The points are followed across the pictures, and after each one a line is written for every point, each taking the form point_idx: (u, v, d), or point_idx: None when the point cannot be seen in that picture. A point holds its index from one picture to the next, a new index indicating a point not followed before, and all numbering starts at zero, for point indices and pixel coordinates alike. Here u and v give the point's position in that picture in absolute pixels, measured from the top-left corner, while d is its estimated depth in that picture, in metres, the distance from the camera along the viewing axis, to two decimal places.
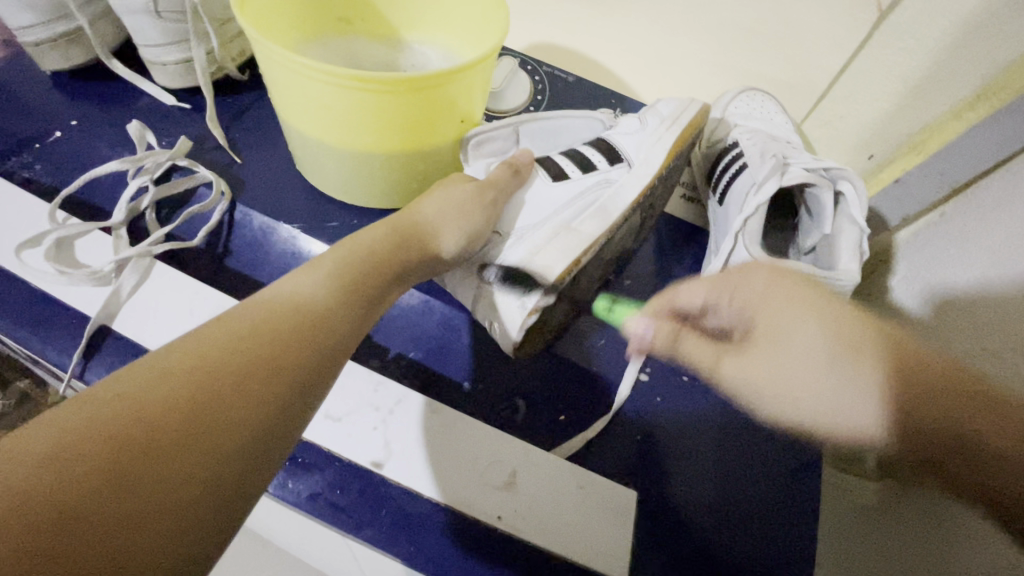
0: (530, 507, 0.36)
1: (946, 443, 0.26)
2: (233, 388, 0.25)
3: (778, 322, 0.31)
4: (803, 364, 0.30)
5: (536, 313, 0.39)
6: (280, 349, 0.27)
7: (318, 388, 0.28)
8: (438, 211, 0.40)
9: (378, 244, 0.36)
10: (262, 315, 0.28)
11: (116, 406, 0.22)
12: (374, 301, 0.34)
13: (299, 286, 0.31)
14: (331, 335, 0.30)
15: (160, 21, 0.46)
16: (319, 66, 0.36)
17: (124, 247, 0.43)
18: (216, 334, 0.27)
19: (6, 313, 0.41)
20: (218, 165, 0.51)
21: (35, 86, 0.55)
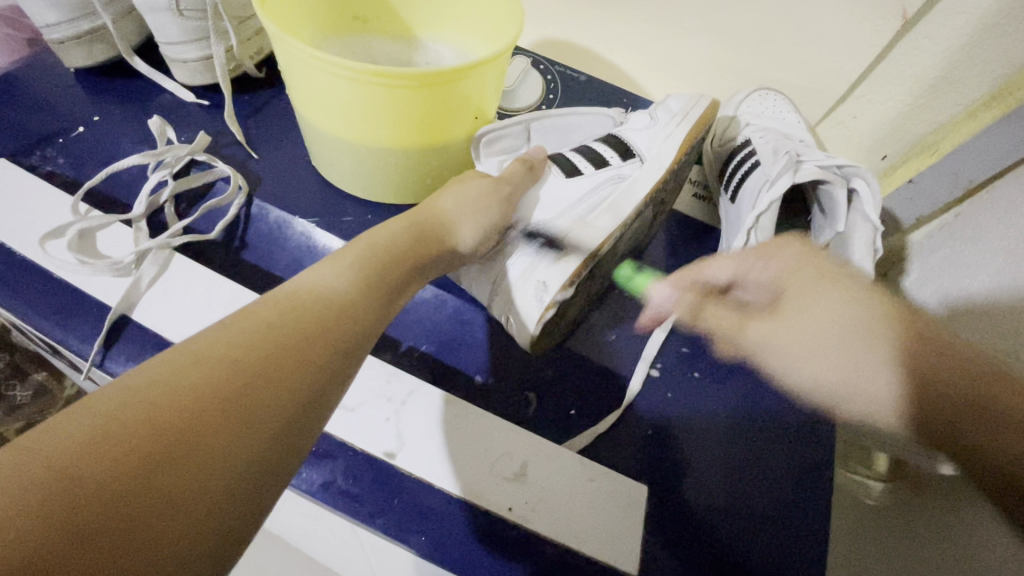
0: (542, 499, 0.36)
1: (955, 415, 0.29)
2: (264, 377, 0.26)
3: (806, 296, 0.35)
4: (828, 337, 0.33)
5: (554, 308, 0.39)
6: (307, 339, 0.28)
7: (343, 379, 0.29)
8: (455, 206, 0.41)
9: (398, 238, 0.37)
10: (289, 305, 0.29)
11: (153, 393, 0.23)
12: (395, 293, 0.35)
13: (323, 278, 0.32)
14: (355, 326, 0.31)
15: (182, 19, 0.47)
16: (338, 62, 0.36)
17: (144, 239, 0.44)
18: (244, 324, 0.27)
19: (29, 302, 0.42)
20: (235, 161, 0.52)
21: (59, 82, 0.56)
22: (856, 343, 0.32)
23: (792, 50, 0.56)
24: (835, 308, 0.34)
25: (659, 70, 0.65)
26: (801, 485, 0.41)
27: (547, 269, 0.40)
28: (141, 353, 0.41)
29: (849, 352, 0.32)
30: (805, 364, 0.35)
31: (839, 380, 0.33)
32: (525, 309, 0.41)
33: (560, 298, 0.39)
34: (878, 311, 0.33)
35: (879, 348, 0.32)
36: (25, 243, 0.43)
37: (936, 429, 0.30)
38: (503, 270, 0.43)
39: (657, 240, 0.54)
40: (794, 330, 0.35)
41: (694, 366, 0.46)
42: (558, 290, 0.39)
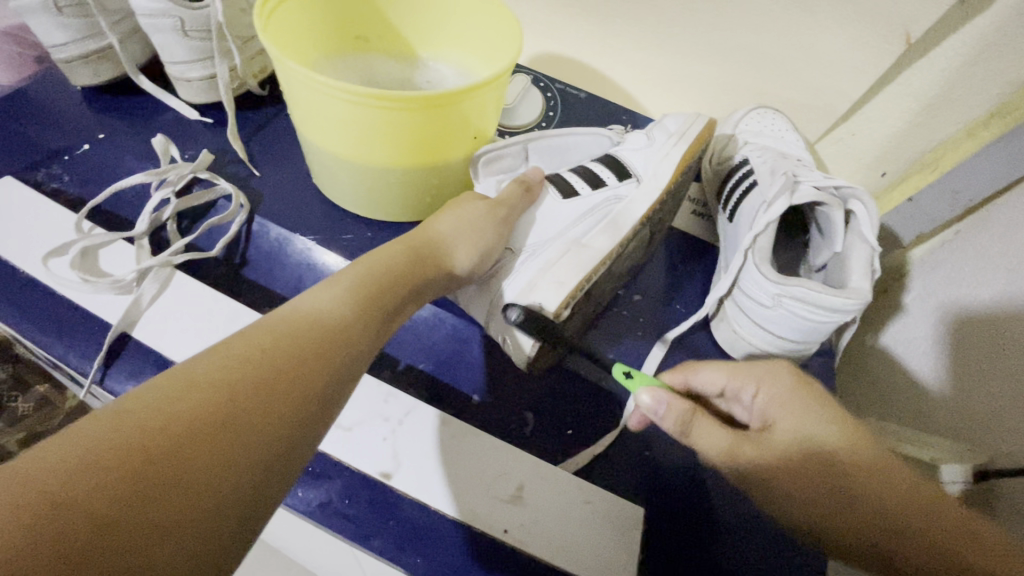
0: (538, 521, 0.36)
1: (948, 561, 0.28)
2: (256, 401, 0.26)
3: (793, 428, 0.34)
4: (814, 475, 0.32)
5: (550, 327, 0.39)
6: (298, 364, 0.28)
7: (333, 403, 0.29)
8: (453, 228, 0.41)
9: (396, 261, 0.37)
10: (283, 329, 0.29)
11: (144, 418, 0.23)
12: (391, 316, 0.35)
13: (317, 301, 0.32)
14: (348, 350, 0.31)
15: (187, 39, 0.48)
16: (337, 84, 0.37)
17: (145, 257, 0.44)
18: (238, 348, 0.27)
19: (32, 319, 0.43)
20: (237, 178, 0.53)
21: (66, 100, 0.57)
22: (808, 476, 0.32)
23: (790, 69, 0.57)
24: (819, 427, 0.33)
25: (659, 87, 0.66)
26: None
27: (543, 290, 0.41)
28: (142, 370, 0.41)
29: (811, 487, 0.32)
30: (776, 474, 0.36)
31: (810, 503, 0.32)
32: (520, 330, 0.41)
33: (556, 318, 0.39)
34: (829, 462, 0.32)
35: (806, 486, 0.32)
36: (28, 260, 0.44)
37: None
38: (500, 290, 0.44)
39: (656, 257, 0.54)
40: (779, 461, 0.33)
41: None
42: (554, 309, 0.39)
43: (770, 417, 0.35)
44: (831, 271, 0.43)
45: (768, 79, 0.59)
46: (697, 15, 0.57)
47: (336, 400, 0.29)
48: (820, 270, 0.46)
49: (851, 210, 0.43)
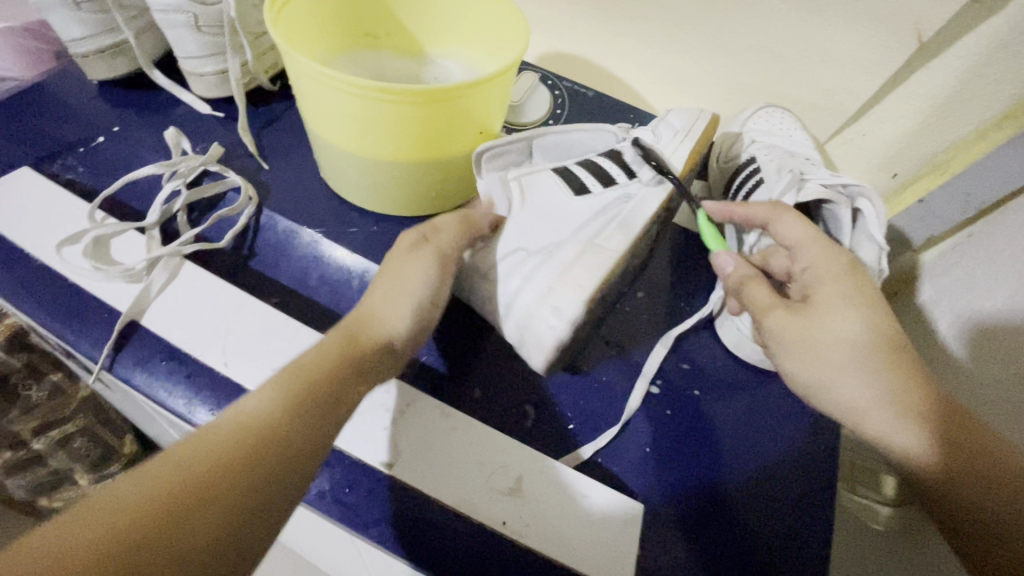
0: (536, 513, 0.36)
1: (976, 474, 0.32)
2: (164, 523, 0.24)
3: (833, 298, 0.37)
4: (847, 353, 0.35)
5: (572, 327, 0.39)
6: (219, 477, 0.26)
7: (262, 513, 0.27)
8: (384, 297, 0.39)
9: (326, 347, 0.35)
10: (203, 442, 0.27)
11: (33, 554, 0.21)
12: (333, 404, 0.32)
13: (238, 408, 0.29)
14: (280, 453, 0.28)
15: (200, 34, 0.49)
16: (344, 77, 0.37)
17: (156, 247, 0.45)
18: (150, 473, 0.25)
19: (44, 305, 0.43)
20: (247, 171, 0.54)
21: (82, 94, 0.58)
22: (945, 414, 0.34)
23: (797, 69, 0.57)
24: (851, 326, 0.36)
25: (667, 85, 0.66)
26: (796, 505, 0.40)
27: (561, 294, 0.40)
28: (149, 358, 0.42)
29: (810, 350, 0.36)
30: (796, 364, 0.37)
31: (831, 376, 0.36)
32: (537, 334, 0.40)
33: (578, 322, 0.39)
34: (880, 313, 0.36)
35: (907, 385, 0.34)
36: (43, 249, 0.45)
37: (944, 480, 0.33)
38: (511, 291, 0.43)
39: (661, 254, 0.54)
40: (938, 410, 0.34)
41: (694, 384, 0.46)
42: (574, 313, 0.39)
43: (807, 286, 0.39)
44: None
45: (776, 78, 0.59)
46: (704, 14, 0.57)
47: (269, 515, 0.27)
48: None
49: (857, 209, 0.43)
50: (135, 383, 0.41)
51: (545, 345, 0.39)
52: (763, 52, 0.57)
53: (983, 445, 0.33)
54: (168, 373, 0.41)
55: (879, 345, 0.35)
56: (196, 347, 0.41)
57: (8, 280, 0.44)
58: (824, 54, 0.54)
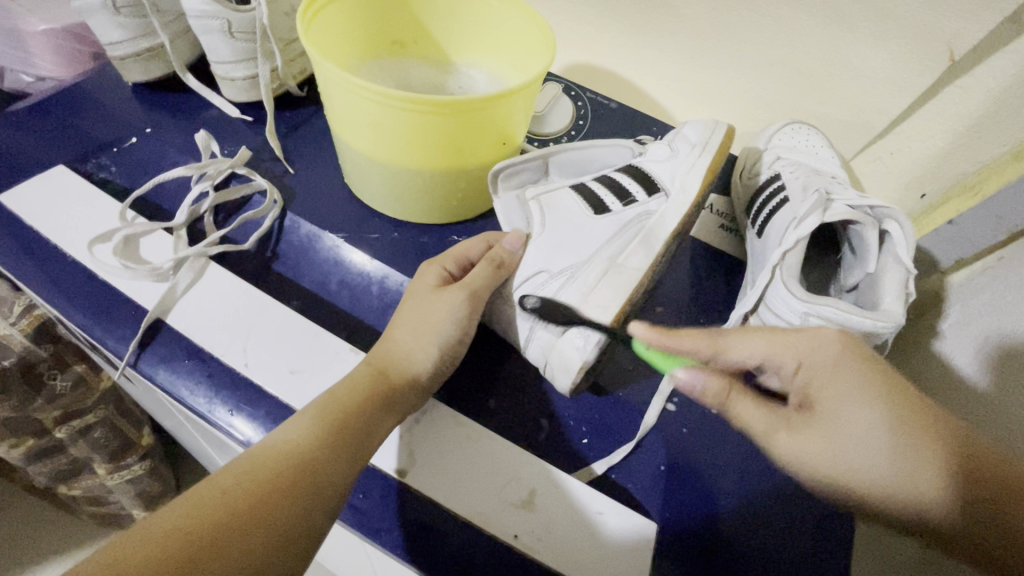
0: (548, 528, 0.36)
1: (987, 515, 0.30)
2: (227, 537, 0.28)
3: (835, 406, 0.34)
4: (859, 431, 0.33)
5: (598, 348, 0.39)
6: (267, 500, 0.30)
7: (300, 536, 0.30)
8: (411, 332, 0.40)
9: (359, 384, 0.37)
10: (252, 468, 0.31)
11: (132, 552, 0.26)
12: (365, 435, 0.35)
13: (286, 436, 0.33)
14: (319, 484, 0.32)
15: (233, 40, 0.50)
16: (371, 86, 0.38)
17: (183, 247, 0.46)
18: (216, 489, 0.30)
19: (73, 300, 0.44)
20: (272, 174, 0.54)
21: (118, 95, 0.60)
22: (979, 460, 0.32)
23: (824, 86, 0.56)
24: (863, 412, 0.33)
25: (691, 98, 0.65)
26: (815, 532, 0.39)
27: (586, 316, 0.41)
28: (173, 356, 0.42)
29: (831, 411, 0.34)
30: (803, 457, 0.35)
31: (851, 463, 0.33)
32: (562, 357, 0.40)
33: (603, 343, 0.40)
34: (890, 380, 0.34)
35: (925, 455, 0.32)
36: (75, 246, 0.46)
37: (968, 521, 0.31)
38: (534, 311, 0.43)
39: (680, 269, 0.54)
40: (958, 458, 0.32)
41: (711, 403, 0.45)
42: (599, 336, 0.40)
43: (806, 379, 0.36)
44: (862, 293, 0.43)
45: (803, 94, 0.58)
46: (731, 28, 0.57)
47: (308, 538, 0.30)
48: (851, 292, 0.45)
49: (886, 230, 0.42)
50: (159, 380, 0.42)
51: (571, 367, 0.40)
52: (790, 67, 0.56)
53: (1011, 515, 0.30)
54: (190, 371, 0.42)
55: (866, 396, 0.33)
56: (219, 348, 0.42)
57: (42, 274, 0.45)
58: (852, 71, 0.53)
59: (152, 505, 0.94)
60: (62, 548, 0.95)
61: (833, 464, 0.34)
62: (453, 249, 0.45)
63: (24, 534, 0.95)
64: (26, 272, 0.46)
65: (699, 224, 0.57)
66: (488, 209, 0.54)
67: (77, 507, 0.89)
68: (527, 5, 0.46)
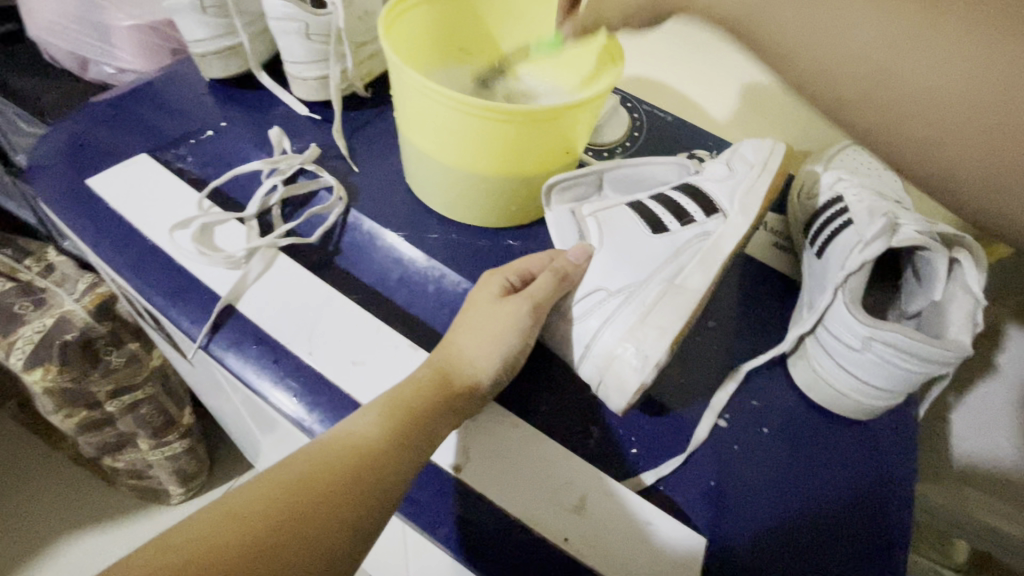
0: (599, 533, 0.36)
1: None
2: (295, 529, 0.29)
3: None
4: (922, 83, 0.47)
5: (657, 370, 0.40)
6: (331, 495, 0.31)
7: (361, 530, 0.31)
8: (470, 339, 0.41)
9: (426, 381, 0.39)
10: (321, 461, 0.33)
11: (217, 540, 0.28)
12: (429, 429, 0.36)
13: (359, 426, 0.35)
14: (387, 475, 0.33)
15: (309, 41, 0.53)
16: (447, 92, 0.39)
17: (254, 237, 0.49)
18: (286, 480, 0.32)
19: (151, 282, 0.47)
20: (338, 172, 0.57)
21: (194, 89, 0.63)
22: None
23: None
24: None
25: (748, 115, 0.65)
26: (866, 562, 0.39)
27: (645, 338, 0.41)
28: (243, 341, 0.44)
29: None
30: None
31: None
32: (617, 377, 0.41)
33: (662, 364, 0.40)
34: None
35: None
36: (156, 231, 0.49)
37: None
38: (590, 330, 0.43)
39: (734, 286, 0.54)
40: None
41: (763, 422, 0.45)
42: (659, 358, 0.40)
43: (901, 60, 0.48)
44: (924, 319, 0.42)
45: None
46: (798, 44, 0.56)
47: (370, 531, 0.32)
48: (913, 318, 0.44)
49: (954, 258, 0.42)
50: (229, 363, 0.44)
51: (627, 388, 0.40)
52: None
53: None
54: (257, 357, 0.44)
55: None
56: (285, 336, 0.44)
57: (124, 256, 0.48)
58: None
59: (188, 483, 0.97)
60: (102, 518, 0.99)
61: None
62: (510, 264, 0.45)
63: (70, 499, 1.00)
64: (110, 253, 0.49)
65: (754, 241, 0.57)
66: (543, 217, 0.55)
67: (119, 479, 0.93)
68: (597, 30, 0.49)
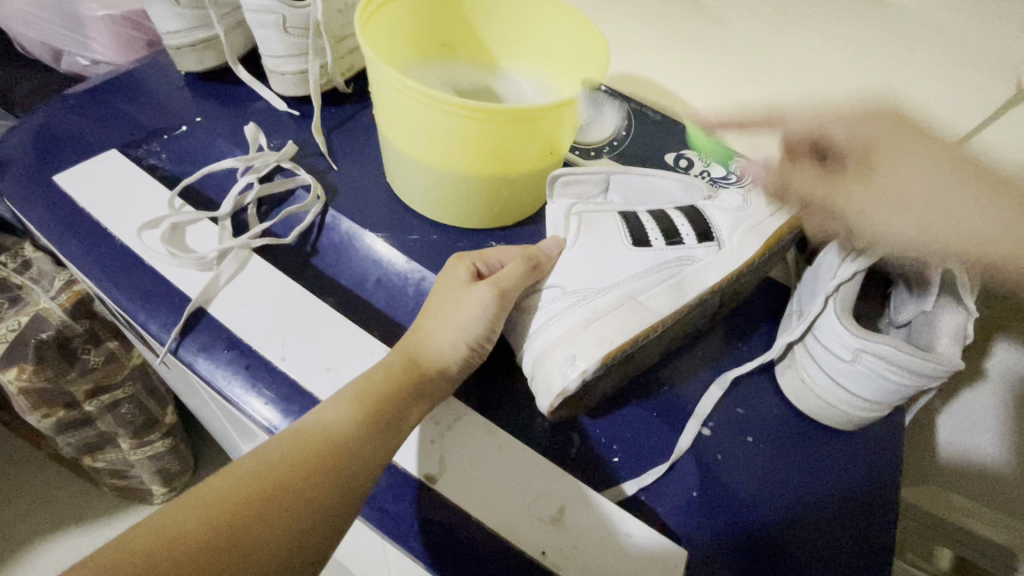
0: (577, 545, 0.35)
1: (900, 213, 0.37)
2: (260, 516, 0.28)
3: (885, 160, 0.39)
4: (937, 191, 0.35)
5: (581, 381, 0.37)
6: (299, 481, 0.30)
7: (330, 517, 0.30)
8: (434, 329, 0.40)
9: (394, 369, 0.37)
10: (288, 447, 0.31)
11: (175, 528, 0.26)
12: (400, 417, 0.36)
13: (328, 412, 0.34)
14: (358, 462, 0.32)
15: (286, 35, 0.51)
16: (425, 89, 0.38)
17: (227, 237, 0.47)
18: (251, 468, 0.30)
19: (120, 284, 0.45)
20: (316, 170, 0.55)
21: (169, 82, 0.61)
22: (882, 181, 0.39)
23: None
24: (901, 172, 0.37)
25: None
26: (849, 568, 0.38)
27: (581, 344, 0.39)
28: (213, 345, 0.43)
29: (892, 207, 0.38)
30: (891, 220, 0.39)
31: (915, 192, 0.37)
32: (546, 379, 0.39)
33: (589, 374, 0.37)
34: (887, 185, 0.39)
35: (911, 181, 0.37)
36: (124, 231, 0.47)
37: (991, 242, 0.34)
38: (546, 330, 0.42)
39: None
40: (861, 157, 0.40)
41: (747, 430, 0.44)
42: (587, 367, 0.37)
43: (870, 140, 0.40)
44: (914, 327, 0.43)
45: None
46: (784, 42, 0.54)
47: (340, 520, 0.30)
48: (902, 326, 0.45)
49: None
50: (199, 368, 0.42)
51: (552, 390, 0.39)
52: None
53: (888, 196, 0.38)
54: (229, 362, 0.42)
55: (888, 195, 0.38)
56: (257, 341, 0.42)
57: (91, 256, 0.47)
58: None
59: (171, 482, 0.95)
60: (83, 518, 0.97)
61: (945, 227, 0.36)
62: (479, 252, 0.45)
63: (50, 499, 0.98)
64: (77, 253, 0.47)
65: None
66: (525, 217, 0.53)
67: (100, 479, 0.91)
68: (586, 21, 0.46)
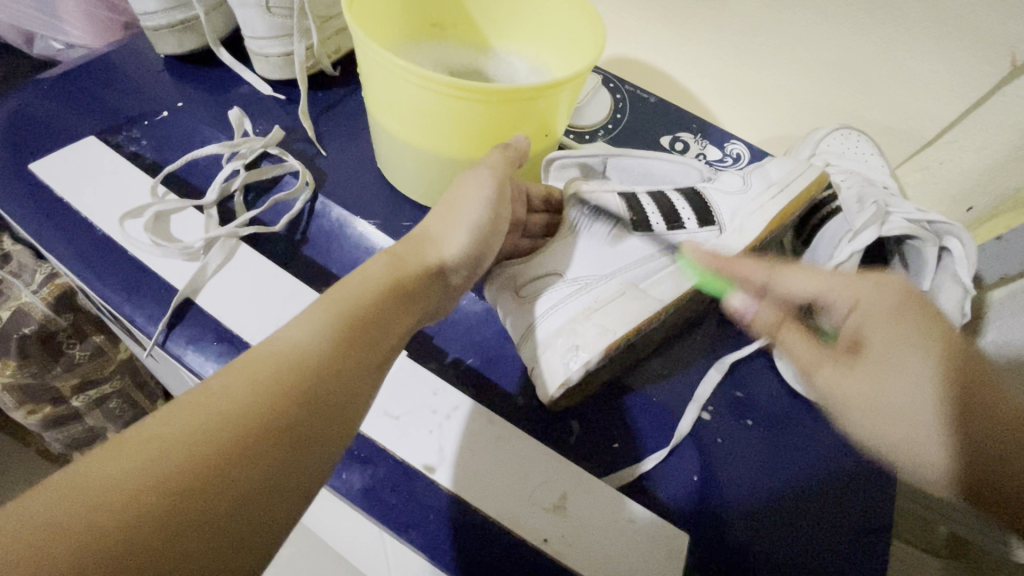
0: (579, 533, 0.35)
1: (862, 377, 0.36)
2: (239, 450, 0.23)
3: (887, 353, 0.34)
4: (911, 404, 0.32)
5: (584, 371, 0.38)
6: (291, 407, 0.26)
7: (312, 452, 0.26)
8: (439, 224, 0.40)
9: (377, 281, 0.34)
10: (259, 370, 0.26)
11: (138, 464, 0.22)
12: (386, 330, 0.32)
13: (299, 332, 0.28)
14: (347, 384, 0.28)
15: (269, 15, 0.48)
16: (416, 69, 0.36)
17: (213, 226, 0.45)
18: (222, 393, 0.25)
19: (102, 275, 0.44)
20: (304, 156, 0.53)
21: (149, 65, 0.59)
22: (887, 328, 0.34)
23: (876, 90, 0.53)
24: (907, 376, 0.33)
25: (732, 96, 0.63)
26: (850, 550, 0.38)
27: (586, 333, 0.40)
28: (202, 338, 0.42)
29: (879, 372, 0.34)
30: (860, 422, 0.36)
31: (895, 427, 0.33)
32: (546, 369, 0.40)
33: (591, 365, 0.38)
34: (903, 326, 0.34)
35: (919, 351, 0.33)
36: (104, 220, 0.45)
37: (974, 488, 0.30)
38: (545, 320, 0.42)
39: None
40: (848, 384, 0.37)
41: (745, 414, 0.44)
42: (589, 358, 0.38)
43: (859, 330, 0.36)
44: None
45: (854, 99, 0.55)
46: (782, 21, 0.53)
47: (333, 448, 0.27)
48: None
49: (945, 247, 0.43)
50: (187, 360, 0.41)
51: (554, 380, 0.39)
52: (840, 70, 0.54)
53: (871, 360, 0.35)
54: (219, 354, 0.41)
55: (891, 338, 0.34)
56: (248, 332, 0.41)
57: (71, 248, 0.45)
58: (909, 74, 0.50)
59: None
60: None
61: (886, 432, 0.34)
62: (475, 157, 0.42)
63: None
64: (55, 245, 0.45)
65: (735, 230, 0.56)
66: None
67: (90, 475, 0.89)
68: None
